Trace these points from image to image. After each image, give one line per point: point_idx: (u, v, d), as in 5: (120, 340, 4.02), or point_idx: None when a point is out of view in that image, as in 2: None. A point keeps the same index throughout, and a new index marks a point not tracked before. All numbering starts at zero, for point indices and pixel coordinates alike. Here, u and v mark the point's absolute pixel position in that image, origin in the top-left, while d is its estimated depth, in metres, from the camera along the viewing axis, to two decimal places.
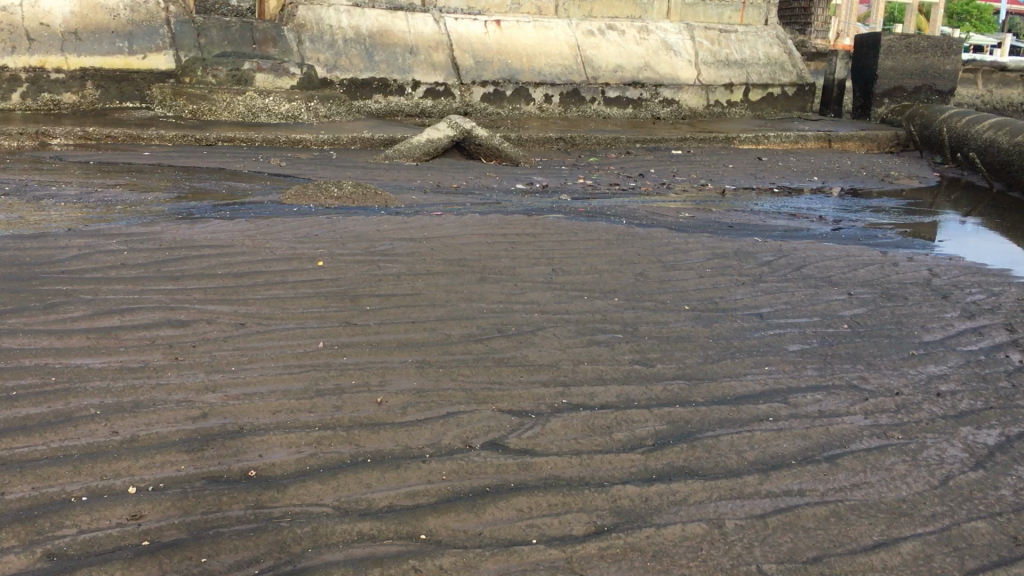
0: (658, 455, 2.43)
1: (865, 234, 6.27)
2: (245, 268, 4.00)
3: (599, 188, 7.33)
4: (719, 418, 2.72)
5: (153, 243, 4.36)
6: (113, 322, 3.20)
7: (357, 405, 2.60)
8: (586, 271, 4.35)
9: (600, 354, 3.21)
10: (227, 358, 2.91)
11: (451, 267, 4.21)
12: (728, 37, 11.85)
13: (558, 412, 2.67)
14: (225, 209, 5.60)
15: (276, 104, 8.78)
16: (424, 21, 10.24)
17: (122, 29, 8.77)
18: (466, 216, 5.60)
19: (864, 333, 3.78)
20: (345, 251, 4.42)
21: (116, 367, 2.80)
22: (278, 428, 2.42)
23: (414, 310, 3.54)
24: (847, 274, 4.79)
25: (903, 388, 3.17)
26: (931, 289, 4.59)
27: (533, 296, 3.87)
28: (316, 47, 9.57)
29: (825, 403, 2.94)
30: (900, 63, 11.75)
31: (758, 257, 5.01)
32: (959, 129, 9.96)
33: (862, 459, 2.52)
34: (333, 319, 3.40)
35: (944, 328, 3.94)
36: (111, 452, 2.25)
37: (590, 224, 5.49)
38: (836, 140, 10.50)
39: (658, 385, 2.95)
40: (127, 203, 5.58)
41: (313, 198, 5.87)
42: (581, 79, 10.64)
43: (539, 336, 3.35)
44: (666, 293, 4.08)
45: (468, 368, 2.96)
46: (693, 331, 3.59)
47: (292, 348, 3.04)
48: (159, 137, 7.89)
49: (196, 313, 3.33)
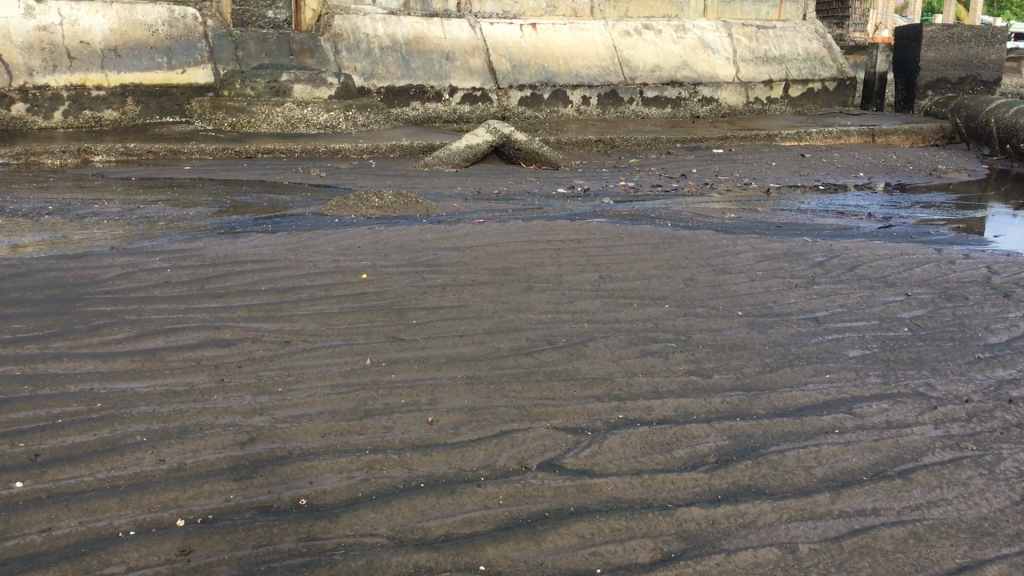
0: (722, 473, 2.33)
1: (918, 231, 6.08)
2: (289, 283, 3.95)
3: (641, 191, 7.22)
4: (783, 432, 2.62)
5: (195, 260, 4.34)
6: (158, 343, 3.17)
7: (408, 426, 2.54)
8: (634, 277, 4.25)
9: (653, 365, 3.11)
10: (273, 378, 2.86)
11: (496, 277, 4.13)
12: (768, 33, 11.63)
13: (614, 428, 2.58)
14: (266, 222, 5.59)
15: (313, 114, 8.79)
16: (460, 27, 10.19)
17: (161, 44, 8.84)
18: (508, 222, 5.52)
19: (925, 336, 3.63)
20: (388, 262, 4.37)
21: (161, 391, 2.76)
22: (328, 453, 2.37)
23: (460, 323, 3.47)
24: (903, 273, 4.64)
25: (972, 394, 3.02)
26: (992, 288, 4.41)
27: (582, 304, 3.78)
28: (352, 56, 9.59)
29: (892, 412, 2.81)
30: (944, 54, 11.48)
31: (809, 257, 4.87)
32: (1008, 119, 9.67)
33: (937, 474, 2.39)
34: (379, 334, 3.34)
35: (1010, 329, 3.78)
36: (158, 482, 2.20)
37: (634, 227, 5.39)
38: (881, 133, 10.26)
39: (717, 397, 2.85)
40: (169, 219, 5.59)
41: (354, 209, 5.83)
42: (619, 79, 10.53)
43: (590, 347, 3.26)
44: (717, 299, 3.97)
45: (518, 384, 2.88)
46: (748, 338, 3.48)
47: (339, 366, 2.99)
48: (199, 151, 7.89)
49: (241, 332, 3.30)
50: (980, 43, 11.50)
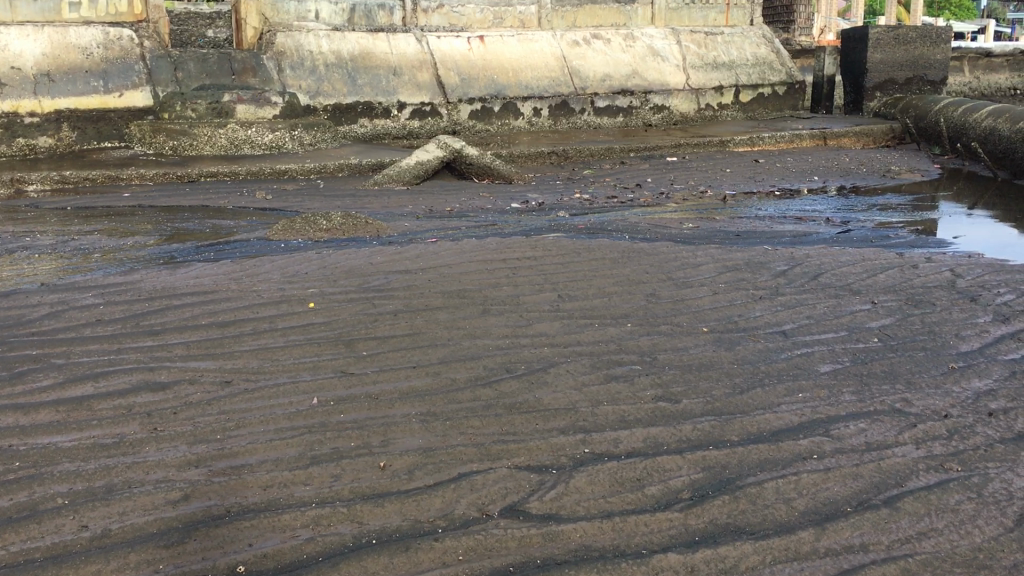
0: (699, 512, 2.17)
1: (877, 235, 6.02)
2: (230, 316, 3.73)
3: (597, 203, 7.08)
4: (758, 460, 2.46)
5: (130, 294, 4.10)
6: (86, 389, 2.94)
7: (358, 473, 2.34)
8: (594, 295, 4.10)
9: (619, 391, 2.94)
10: (209, 425, 2.64)
11: (450, 300, 3.95)
12: (716, 39, 11.61)
13: (581, 465, 2.41)
14: (209, 249, 5.36)
15: (258, 135, 8.55)
16: (406, 42, 10.03)
17: (96, 68, 8.54)
18: (462, 241, 5.34)
19: (896, 346, 3.51)
20: (337, 289, 4.16)
21: (87, 444, 2.53)
22: (269, 509, 2.16)
23: (413, 353, 3.28)
24: (867, 280, 4.54)
25: (950, 408, 2.89)
26: (958, 292, 4.33)
27: (541, 327, 3.61)
28: (296, 73, 9.36)
29: (870, 433, 2.67)
30: (890, 56, 11.54)
31: (771, 267, 4.75)
32: (956, 119, 9.72)
33: (925, 500, 2.25)
34: (327, 369, 3.13)
35: (981, 335, 3.67)
36: (79, 554, 1.99)
37: (592, 242, 5.23)
38: (832, 136, 10.24)
39: (688, 424, 2.69)
40: (105, 250, 5.33)
41: (302, 232, 5.60)
42: (569, 90, 10.41)
43: (551, 374, 3.09)
44: (681, 315, 3.83)
45: (476, 419, 2.70)
46: (715, 356, 3.33)
47: (284, 408, 2.77)
48: (138, 176, 7.60)
49: (178, 373, 3.07)
50: (925, 44, 11.58)
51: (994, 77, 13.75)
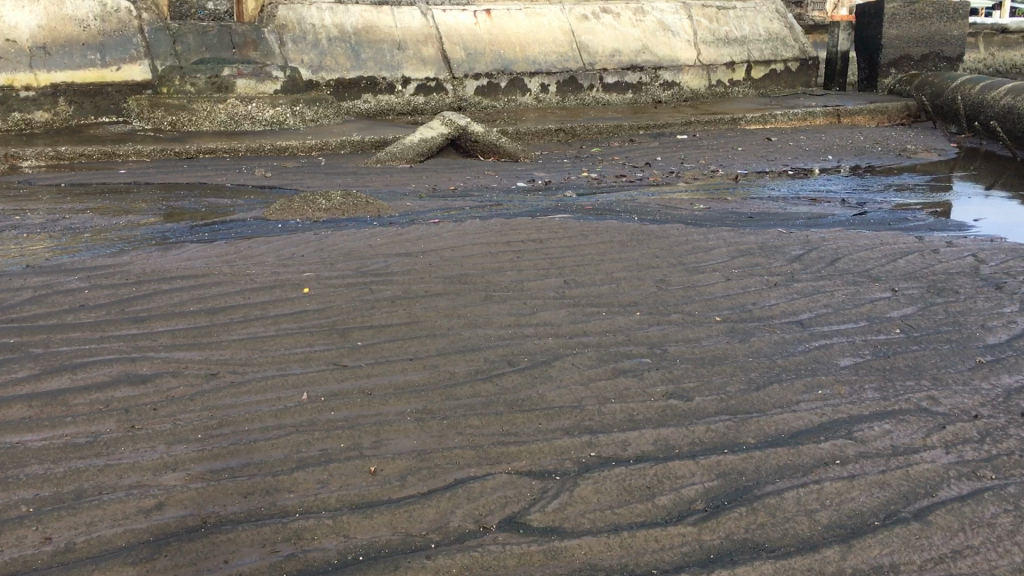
0: (713, 526, 2.00)
1: (895, 217, 5.81)
2: (221, 301, 3.56)
3: (605, 182, 6.89)
4: (777, 465, 2.29)
5: (118, 277, 3.93)
6: (63, 382, 2.78)
7: (346, 479, 2.18)
8: (600, 281, 3.92)
9: (627, 388, 2.77)
10: (190, 423, 2.48)
11: (451, 286, 3.77)
12: (728, 14, 11.33)
13: (586, 470, 2.25)
14: (204, 229, 5.19)
15: (259, 111, 8.36)
16: (411, 15, 9.75)
17: (93, 40, 8.33)
18: (466, 222, 5.16)
19: (919, 339, 3.33)
20: (334, 273, 3.99)
21: (58, 445, 2.36)
22: (248, 520, 2.00)
23: (411, 344, 3.12)
24: (886, 266, 4.35)
25: (980, 407, 2.71)
26: (981, 279, 4.13)
27: (545, 316, 3.44)
28: (298, 47, 9.15)
29: (896, 435, 2.49)
30: (906, 31, 11.25)
31: (786, 251, 4.56)
32: (973, 97, 9.45)
33: (959, 513, 2.08)
34: (319, 361, 2.97)
35: (1008, 326, 3.48)
36: (41, 571, 1.83)
37: (600, 223, 5.04)
38: (846, 114, 9.98)
39: (700, 424, 2.52)
40: (97, 229, 5.17)
41: (300, 212, 5.43)
42: (577, 65, 10.19)
43: (556, 368, 2.91)
44: (693, 303, 3.65)
45: (474, 418, 2.53)
46: (728, 348, 3.16)
47: (271, 404, 2.61)
48: (135, 152, 7.42)
49: (162, 364, 2.90)
50: (942, 19, 11.27)
51: (1009, 53, 13.46)
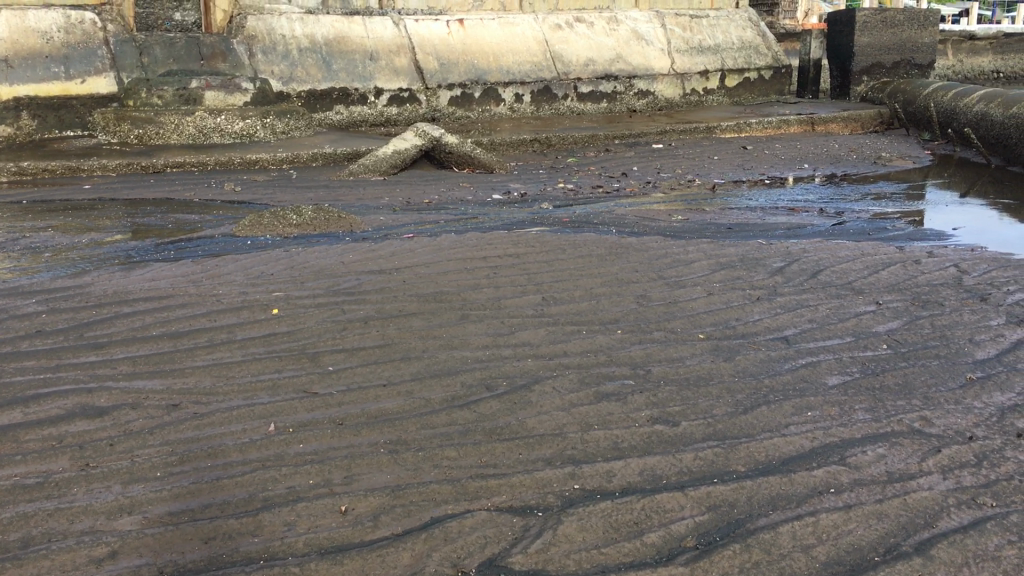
0: (705, 566, 1.90)
1: (874, 227, 5.75)
2: (185, 325, 3.42)
3: (581, 193, 6.79)
4: (769, 496, 2.18)
5: (78, 299, 3.78)
6: (15, 416, 2.63)
7: (314, 520, 2.05)
8: (580, 297, 3.81)
9: (610, 412, 2.66)
10: (147, 460, 2.34)
11: (426, 305, 3.65)
12: (701, 23, 11.31)
13: (570, 505, 2.13)
14: (169, 247, 5.03)
15: (228, 123, 8.19)
16: (383, 25, 9.62)
17: (57, 52, 8.15)
18: (440, 236, 5.04)
19: (908, 355, 3.24)
20: (304, 292, 3.85)
21: (6, 486, 2.23)
22: (209, 569, 1.88)
23: (384, 368, 2.98)
24: (869, 278, 4.27)
25: (974, 428, 2.62)
26: (966, 291, 4.05)
27: (524, 336, 3.32)
28: (268, 59, 8.98)
29: (890, 460, 2.39)
30: (877, 39, 11.26)
31: (767, 263, 4.47)
32: (946, 104, 9.45)
33: (962, 546, 1.98)
34: (288, 388, 2.83)
35: (997, 340, 3.40)
36: None
37: (577, 236, 4.93)
38: (820, 122, 9.96)
39: (688, 452, 2.41)
40: (59, 248, 5.01)
41: (271, 228, 5.28)
42: (551, 75, 10.11)
43: (535, 392, 2.79)
44: (676, 320, 3.55)
45: (451, 449, 2.41)
46: (713, 368, 3.05)
47: (236, 438, 2.47)
48: (100, 167, 7.24)
49: (120, 396, 2.76)
50: (913, 26, 11.29)
51: (977, 60, 13.56)
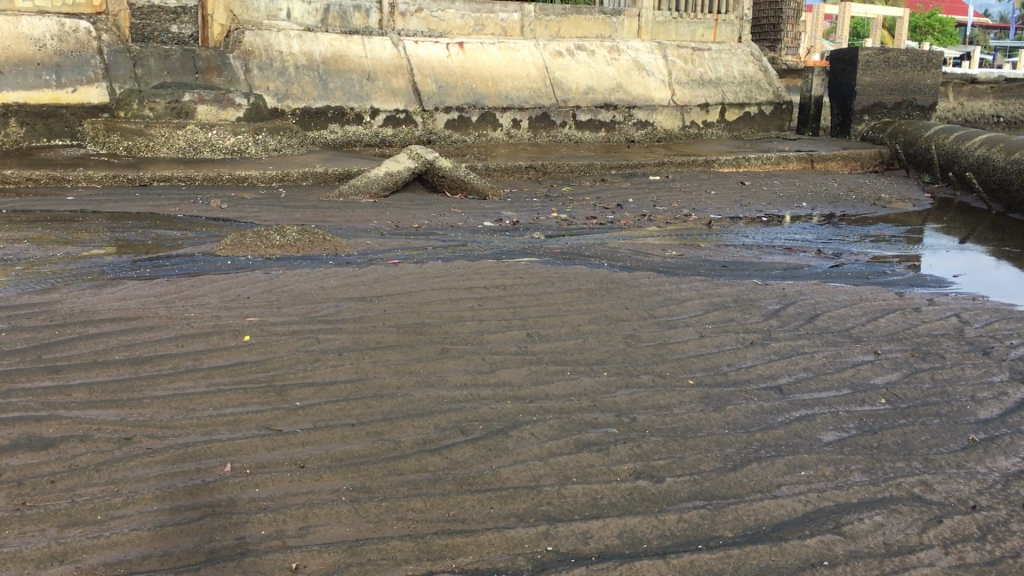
0: None
1: (872, 270, 5.61)
2: (150, 350, 3.24)
3: (575, 223, 6.65)
4: (757, 568, 2.03)
5: (42, 318, 3.61)
6: None
7: None
8: (567, 335, 3.65)
9: (591, 465, 2.49)
10: (88, 501, 2.18)
11: (405, 337, 3.48)
12: (703, 55, 11.26)
13: (542, 569, 1.98)
14: (146, 264, 4.87)
15: (220, 138, 8.01)
16: (382, 46, 9.55)
17: (49, 61, 8.03)
18: (427, 264, 4.88)
19: (907, 411, 3.08)
20: (279, 318, 3.69)
21: None
22: None
23: (354, 406, 2.81)
24: (867, 325, 4.13)
25: (978, 496, 2.46)
26: (968, 343, 3.91)
27: (505, 374, 3.15)
28: (265, 75, 8.84)
29: (888, 530, 2.23)
30: (879, 79, 11.19)
31: (762, 305, 4.32)
32: (947, 147, 9.34)
33: None
34: (250, 425, 2.65)
35: (1000, 398, 3.25)
36: None
37: (568, 269, 4.78)
38: (820, 160, 9.86)
39: (672, 513, 2.25)
40: (32, 261, 4.84)
41: (253, 248, 5.12)
42: (550, 102, 10.02)
43: (513, 439, 2.62)
44: (665, 363, 3.39)
45: (417, 500, 2.24)
46: (703, 418, 2.89)
47: (187, 478, 2.30)
48: (85, 178, 7.09)
49: (71, 426, 2.58)
50: (915, 68, 11.23)
51: (977, 104, 13.51)
